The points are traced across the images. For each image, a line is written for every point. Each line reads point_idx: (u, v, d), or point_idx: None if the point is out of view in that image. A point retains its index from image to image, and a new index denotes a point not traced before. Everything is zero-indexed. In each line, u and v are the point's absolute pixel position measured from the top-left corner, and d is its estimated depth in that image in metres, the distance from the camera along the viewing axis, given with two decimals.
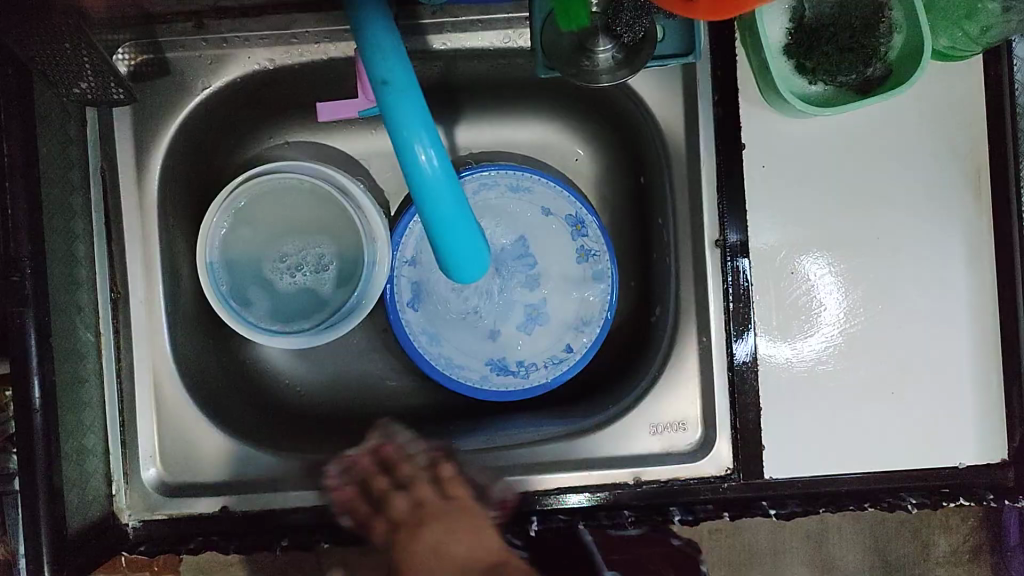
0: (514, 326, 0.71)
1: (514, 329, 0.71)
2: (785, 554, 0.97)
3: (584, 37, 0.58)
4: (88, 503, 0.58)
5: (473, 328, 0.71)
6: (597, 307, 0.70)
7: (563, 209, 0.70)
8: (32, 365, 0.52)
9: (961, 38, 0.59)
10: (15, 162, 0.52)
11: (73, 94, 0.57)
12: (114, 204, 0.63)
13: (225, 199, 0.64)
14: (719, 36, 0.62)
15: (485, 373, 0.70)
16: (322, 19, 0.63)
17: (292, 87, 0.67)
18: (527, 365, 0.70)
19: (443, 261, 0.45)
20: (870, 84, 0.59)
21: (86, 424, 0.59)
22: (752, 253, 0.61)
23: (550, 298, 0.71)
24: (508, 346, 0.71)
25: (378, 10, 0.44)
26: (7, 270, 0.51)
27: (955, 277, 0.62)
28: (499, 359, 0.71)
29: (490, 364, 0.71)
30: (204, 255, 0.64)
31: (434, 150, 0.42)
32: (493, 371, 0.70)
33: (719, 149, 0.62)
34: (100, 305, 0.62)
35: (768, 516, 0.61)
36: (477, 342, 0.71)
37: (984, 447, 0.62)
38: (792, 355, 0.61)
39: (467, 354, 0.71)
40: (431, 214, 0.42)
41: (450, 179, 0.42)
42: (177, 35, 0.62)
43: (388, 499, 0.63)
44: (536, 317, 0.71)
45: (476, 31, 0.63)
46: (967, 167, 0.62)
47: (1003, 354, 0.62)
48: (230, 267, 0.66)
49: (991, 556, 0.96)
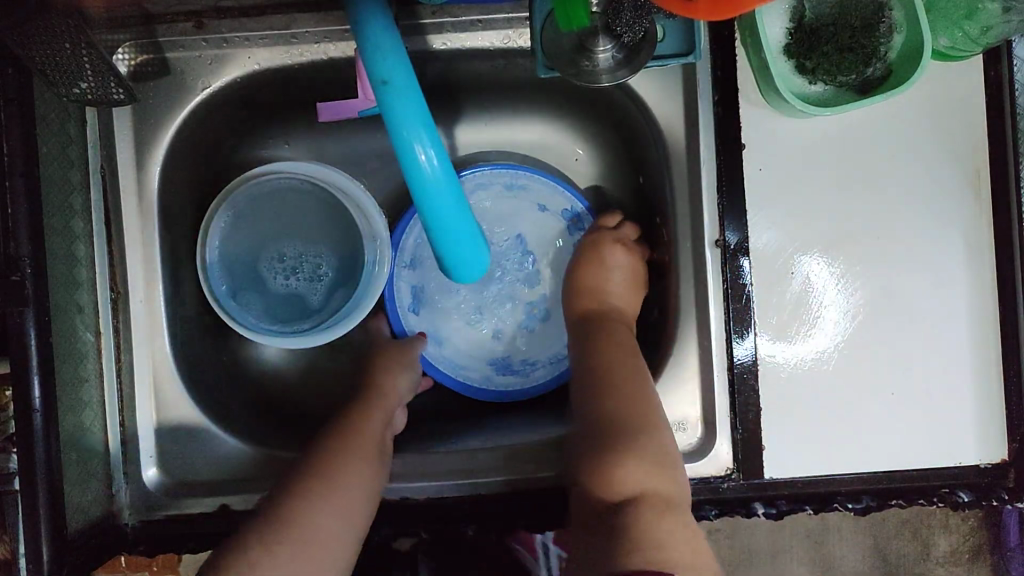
0: (515, 324, 0.72)
1: (516, 330, 0.72)
2: (786, 554, 0.97)
3: (584, 37, 0.57)
4: (88, 502, 0.58)
5: (474, 329, 0.72)
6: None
7: (557, 205, 0.71)
8: (31, 364, 0.52)
9: (961, 38, 0.59)
10: (15, 162, 0.52)
11: (73, 94, 0.57)
12: (114, 203, 0.63)
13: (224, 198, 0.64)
14: (718, 38, 0.62)
15: (487, 372, 0.72)
16: (322, 19, 0.63)
17: (292, 87, 0.67)
18: (528, 364, 0.72)
19: (441, 257, 0.46)
20: (871, 84, 0.59)
21: (86, 424, 0.59)
22: (752, 253, 0.61)
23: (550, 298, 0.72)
24: (509, 346, 0.72)
25: (377, 8, 0.43)
26: (6, 270, 0.51)
27: (954, 280, 0.62)
28: (503, 356, 0.72)
29: (492, 364, 0.72)
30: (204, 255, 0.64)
31: (434, 150, 0.42)
32: (494, 370, 0.72)
33: (718, 149, 0.62)
34: (100, 304, 0.62)
35: (757, 516, 0.62)
36: (480, 340, 0.72)
37: (983, 446, 0.61)
38: (792, 356, 0.61)
39: (468, 354, 0.72)
40: (430, 213, 0.42)
41: (449, 179, 0.43)
42: (178, 35, 0.62)
43: (388, 499, 0.63)
44: (536, 316, 0.72)
45: (477, 30, 0.63)
46: (967, 168, 0.62)
47: (1002, 351, 0.62)
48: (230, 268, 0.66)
49: (991, 556, 0.96)
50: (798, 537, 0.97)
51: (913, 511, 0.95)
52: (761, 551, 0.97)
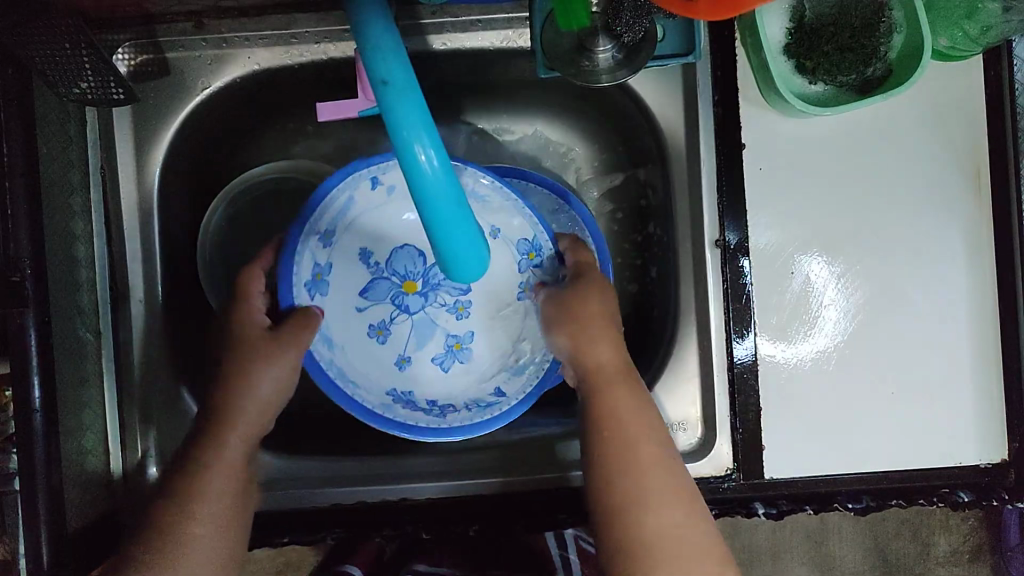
0: (429, 355, 0.63)
1: (429, 361, 0.63)
2: (786, 555, 0.97)
3: (584, 37, 0.58)
4: (88, 503, 0.58)
5: (388, 353, 0.62)
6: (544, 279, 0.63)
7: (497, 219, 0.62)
8: (32, 365, 0.52)
9: (961, 38, 0.59)
10: (15, 162, 0.51)
11: (73, 94, 0.57)
12: (114, 204, 0.63)
13: (223, 195, 0.68)
14: (719, 38, 0.62)
15: (389, 403, 0.62)
16: (322, 19, 0.62)
17: (292, 88, 0.67)
18: (440, 404, 0.62)
19: (441, 259, 0.44)
20: (871, 84, 0.59)
21: (86, 425, 0.59)
22: (752, 252, 0.62)
23: (477, 333, 0.64)
24: (415, 382, 0.63)
25: (378, 9, 0.41)
26: (7, 270, 0.51)
27: (956, 281, 0.62)
28: (490, 386, 0.63)
29: (393, 394, 0.62)
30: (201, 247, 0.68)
31: (434, 150, 0.40)
32: (396, 401, 0.62)
33: (718, 148, 0.62)
34: (100, 305, 0.63)
35: (757, 515, 0.61)
36: (457, 381, 0.63)
37: (983, 446, 0.61)
38: (792, 356, 0.61)
39: (367, 374, 0.62)
40: (430, 217, 0.41)
41: (450, 181, 0.40)
42: (177, 36, 0.62)
43: (387, 499, 0.64)
44: (456, 351, 0.63)
45: (476, 31, 0.64)
46: (967, 168, 0.62)
47: (1002, 351, 0.61)
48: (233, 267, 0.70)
49: (991, 556, 0.96)
50: (798, 537, 0.97)
51: (912, 511, 0.95)
52: (761, 551, 0.97)
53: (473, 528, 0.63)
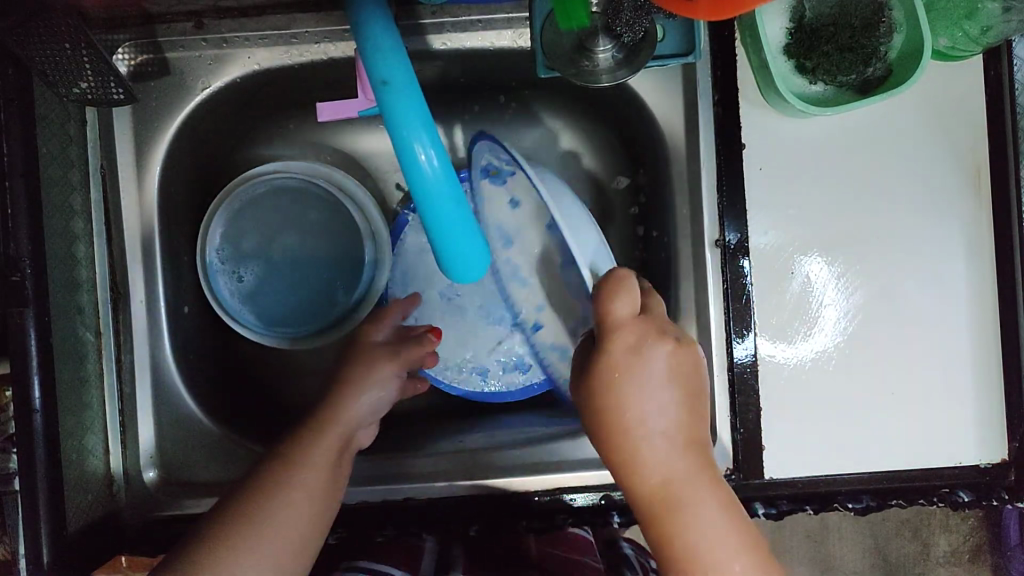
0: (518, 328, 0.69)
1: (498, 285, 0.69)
2: (786, 554, 0.97)
3: (584, 37, 0.58)
4: (89, 503, 0.58)
5: (482, 328, 0.70)
6: (582, 348, 0.68)
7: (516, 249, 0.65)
8: (32, 366, 0.52)
9: (961, 38, 0.60)
10: (15, 163, 0.51)
11: (73, 94, 0.57)
12: (114, 204, 0.63)
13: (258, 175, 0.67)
14: (719, 39, 0.62)
15: (512, 370, 0.70)
16: (322, 18, 0.63)
17: (292, 88, 0.67)
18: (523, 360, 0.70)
19: (441, 257, 0.45)
20: (871, 84, 0.58)
21: (86, 423, 0.59)
22: (752, 252, 0.62)
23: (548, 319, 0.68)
24: (533, 353, 0.70)
25: (378, 8, 0.41)
26: (7, 269, 0.51)
27: (956, 280, 0.62)
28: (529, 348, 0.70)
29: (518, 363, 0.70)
30: (216, 214, 0.67)
31: (434, 150, 0.40)
32: (519, 367, 0.70)
33: (719, 147, 0.62)
34: (101, 305, 0.63)
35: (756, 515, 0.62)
36: (482, 325, 0.70)
37: (983, 446, 0.61)
38: (792, 356, 0.61)
39: (470, 336, 0.71)
40: (431, 216, 0.41)
41: (449, 180, 0.41)
42: (178, 35, 0.62)
43: (388, 499, 0.64)
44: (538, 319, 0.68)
45: (476, 30, 0.64)
46: (967, 168, 0.62)
47: (1002, 351, 0.61)
48: (230, 237, 0.68)
49: (991, 556, 0.96)
50: (798, 537, 0.97)
51: (913, 510, 0.95)
52: None
53: (473, 528, 0.63)
